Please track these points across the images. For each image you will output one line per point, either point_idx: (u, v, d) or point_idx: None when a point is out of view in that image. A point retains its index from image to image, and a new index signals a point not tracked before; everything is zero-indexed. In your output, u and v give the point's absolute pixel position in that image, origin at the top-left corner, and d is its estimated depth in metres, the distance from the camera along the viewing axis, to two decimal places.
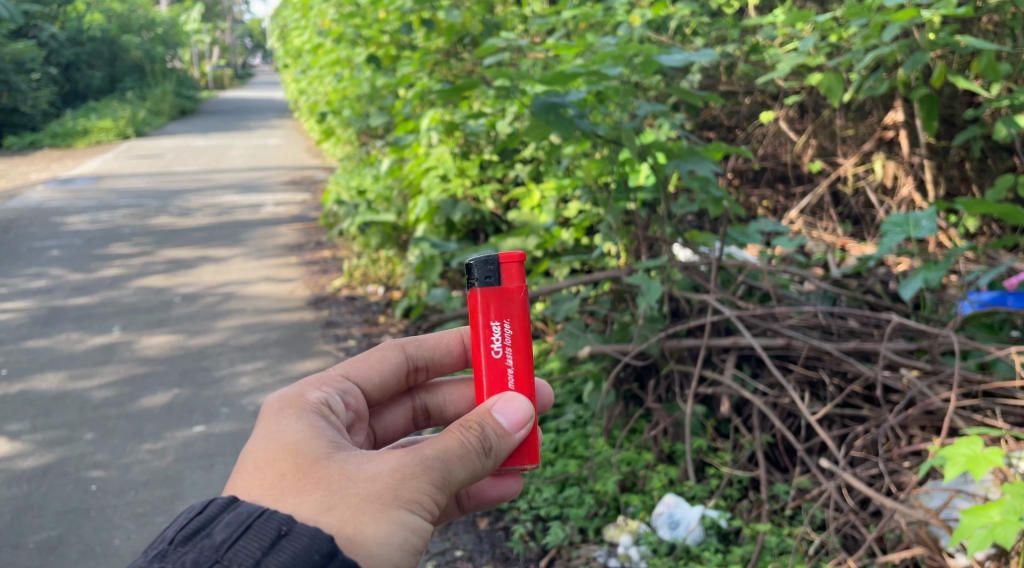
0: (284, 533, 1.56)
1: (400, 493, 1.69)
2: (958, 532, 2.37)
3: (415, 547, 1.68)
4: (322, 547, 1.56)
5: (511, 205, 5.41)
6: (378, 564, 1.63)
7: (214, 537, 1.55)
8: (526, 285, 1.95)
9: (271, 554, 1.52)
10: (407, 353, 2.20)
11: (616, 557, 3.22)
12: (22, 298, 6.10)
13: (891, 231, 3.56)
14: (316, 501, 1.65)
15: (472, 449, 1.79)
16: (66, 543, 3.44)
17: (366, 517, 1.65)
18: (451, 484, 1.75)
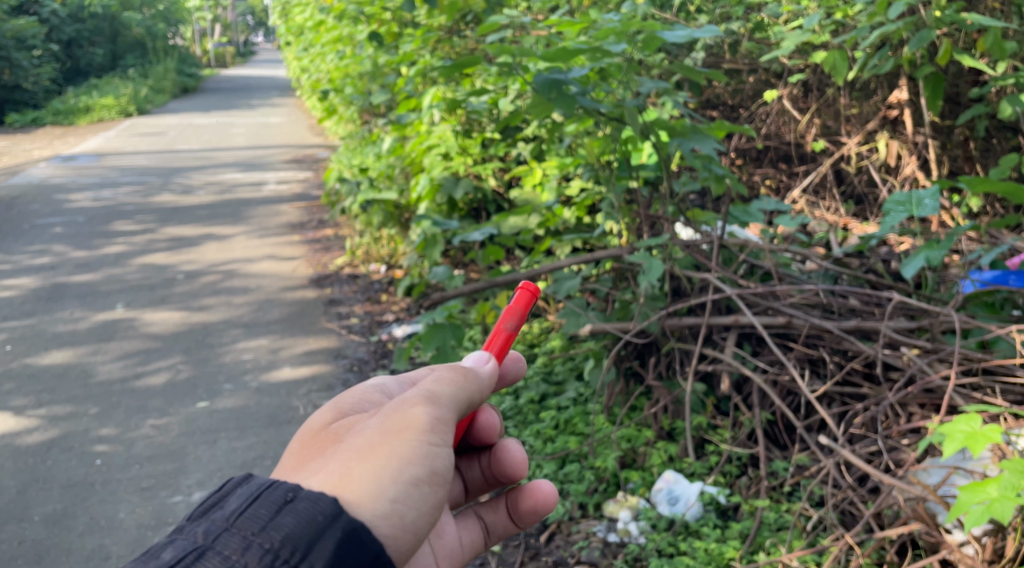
0: (290, 499, 1.39)
1: (385, 429, 1.54)
2: (956, 509, 2.37)
3: (415, 476, 1.50)
4: (325, 508, 1.38)
5: (513, 183, 5.40)
6: (374, 497, 1.44)
7: (225, 508, 1.39)
8: (520, 311, 1.86)
9: (278, 516, 1.36)
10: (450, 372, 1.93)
11: (615, 532, 3.26)
12: (25, 275, 6.11)
13: (894, 210, 3.55)
14: (310, 466, 1.52)
15: (447, 373, 1.66)
16: (71, 516, 3.47)
17: (355, 459, 1.49)
18: (438, 404, 1.59)
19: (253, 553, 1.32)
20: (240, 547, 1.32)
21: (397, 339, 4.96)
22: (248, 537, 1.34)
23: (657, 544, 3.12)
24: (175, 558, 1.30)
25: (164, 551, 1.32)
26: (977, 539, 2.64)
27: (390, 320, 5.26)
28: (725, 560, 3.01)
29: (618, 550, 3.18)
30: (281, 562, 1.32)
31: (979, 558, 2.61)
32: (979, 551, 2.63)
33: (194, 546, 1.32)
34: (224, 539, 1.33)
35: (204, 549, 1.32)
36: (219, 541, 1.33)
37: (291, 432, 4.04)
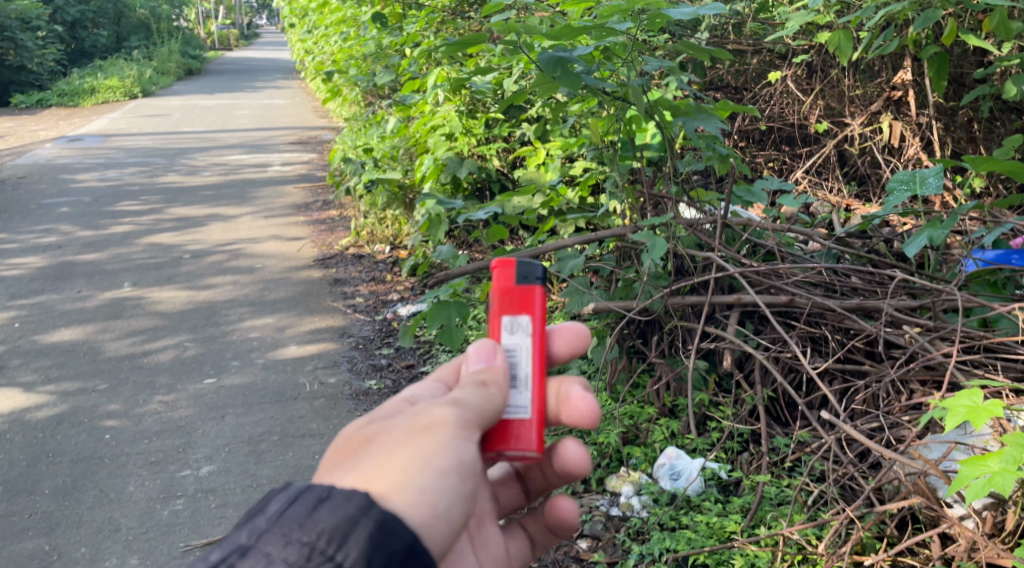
0: (323, 497, 1.43)
1: (412, 427, 1.56)
2: (956, 482, 2.40)
3: (443, 469, 1.51)
4: (356, 500, 1.42)
5: (517, 163, 5.41)
6: (403, 490, 1.46)
7: (267, 509, 1.45)
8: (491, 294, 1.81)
9: (314, 513, 1.41)
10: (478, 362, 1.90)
11: (617, 506, 3.36)
12: (33, 254, 6.15)
13: (897, 188, 3.55)
14: (339, 466, 1.54)
15: (470, 380, 1.68)
16: (81, 489, 3.53)
17: (384, 454, 1.51)
18: (464, 405, 1.61)
19: (292, 548, 1.37)
20: (281, 543, 1.38)
21: (401, 318, 4.99)
22: (288, 533, 1.39)
23: (658, 518, 3.20)
24: (221, 559, 1.37)
25: (212, 552, 1.39)
26: (977, 513, 2.66)
27: (395, 299, 5.29)
28: (726, 534, 3.07)
29: (619, 524, 3.27)
30: (318, 554, 1.37)
31: (980, 531, 2.64)
32: (979, 524, 2.65)
33: (239, 546, 1.39)
34: (267, 537, 1.39)
35: (249, 549, 1.38)
36: (262, 540, 1.39)
37: (297, 409, 4.08)
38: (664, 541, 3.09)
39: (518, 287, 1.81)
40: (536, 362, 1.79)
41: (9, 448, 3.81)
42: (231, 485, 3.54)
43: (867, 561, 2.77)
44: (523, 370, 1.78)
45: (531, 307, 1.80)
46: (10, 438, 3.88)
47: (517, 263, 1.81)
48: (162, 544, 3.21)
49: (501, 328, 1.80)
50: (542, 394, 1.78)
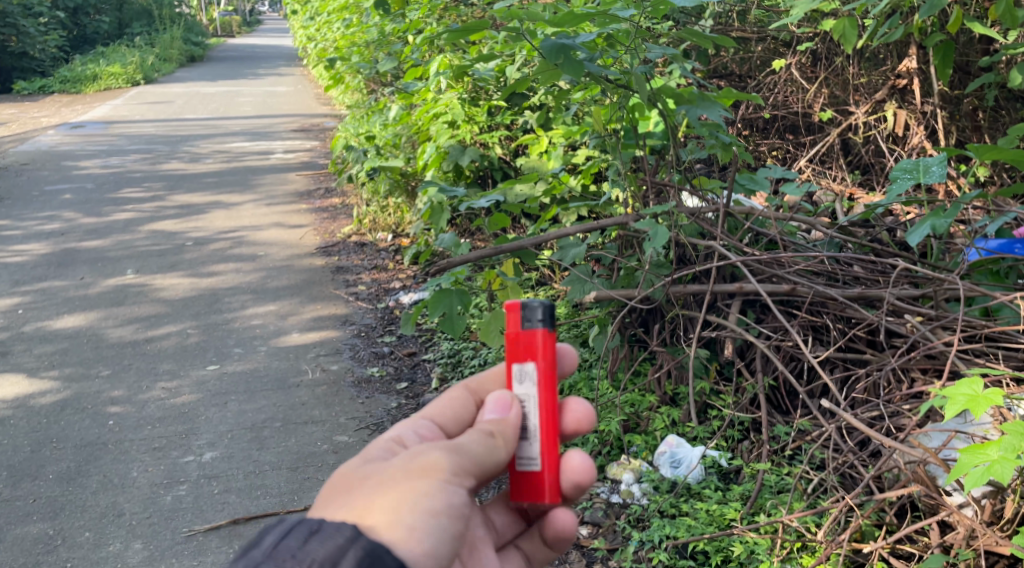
0: (316, 529, 1.43)
1: (408, 468, 1.57)
2: (956, 470, 2.40)
3: (434, 509, 1.52)
4: (346, 531, 1.43)
5: (520, 151, 5.40)
6: (393, 526, 1.46)
7: (256, 543, 1.44)
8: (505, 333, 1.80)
9: (307, 544, 1.40)
10: (470, 388, 1.88)
11: (618, 493, 3.38)
12: (36, 240, 6.17)
13: (901, 177, 3.53)
14: (331, 501, 1.54)
15: (476, 428, 1.68)
16: (85, 474, 3.55)
17: (375, 492, 1.52)
18: (462, 451, 1.62)
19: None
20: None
21: (403, 307, 4.99)
22: (282, 563, 1.38)
23: (658, 506, 3.22)
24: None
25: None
26: (976, 500, 2.68)
27: (397, 288, 5.29)
28: (726, 521, 3.10)
29: (620, 511, 3.30)
30: None
31: (977, 519, 2.65)
32: (978, 513, 2.67)
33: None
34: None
35: None
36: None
37: (300, 396, 4.10)
38: (665, 528, 3.12)
39: (524, 333, 1.78)
40: (547, 413, 1.78)
41: (13, 433, 3.83)
42: (233, 471, 3.55)
43: (866, 548, 2.79)
44: (534, 422, 1.78)
45: (536, 355, 1.77)
46: (14, 424, 3.90)
47: (521, 308, 1.78)
48: (166, 529, 3.23)
49: (512, 375, 1.80)
50: (554, 443, 1.79)
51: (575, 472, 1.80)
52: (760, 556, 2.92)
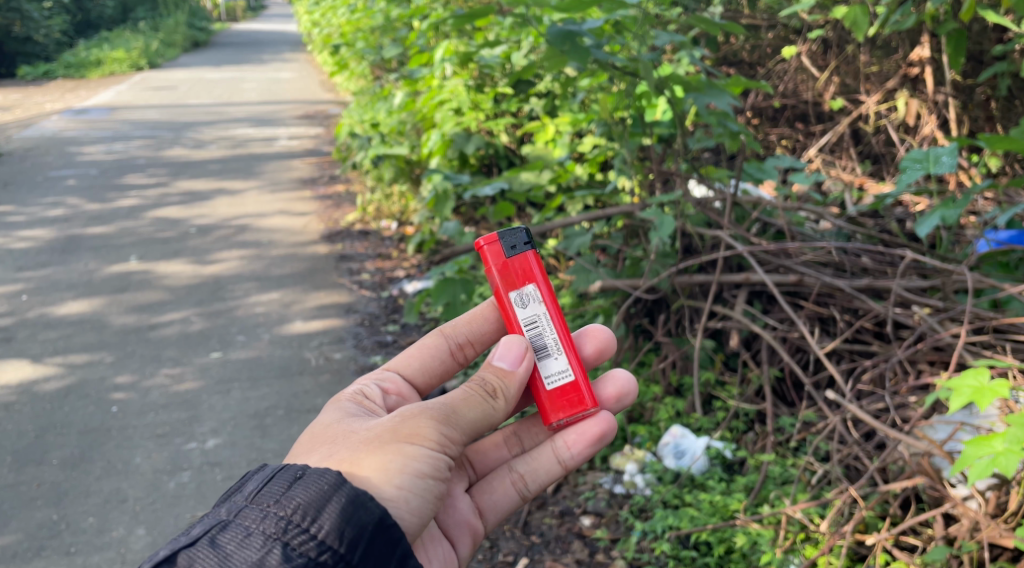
0: (299, 476, 1.80)
1: (398, 430, 1.92)
2: (960, 462, 2.37)
3: (418, 473, 1.89)
4: (331, 479, 1.79)
5: (526, 140, 5.35)
6: (381, 485, 1.85)
7: (246, 489, 1.80)
8: (497, 266, 2.16)
9: (291, 490, 1.77)
10: (443, 333, 2.32)
11: (621, 483, 3.37)
12: (40, 227, 6.16)
13: (911, 167, 3.48)
14: (326, 450, 1.94)
15: (482, 386, 2.02)
16: (88, 460, 3.55)
17: (365, 452, 1.89)
18: (453, 420, 1.95)
19: (269, 521, 1.73)
20: (258, 515, 1.74)
21: (407, 296, 4.98)
22: (263, 507, 1.76)
23: (662, 496, 3.22)
24: (202, 533, 1.73)
25: (197, 527, 1.75)
26: (980, 493, 2.67)
27: (401, 276, 5.27)
28: (728, 512, 3.10)
29: (622, 501, 3.29)
30: (294, 525, 1.73)
31: (983, 511, 2.62)
32: (983, 505, 2.65)
33: (219, 521, 1.75)
34: (245, 512, 1.75)
35: (229, 520, 1.75)
36: (241, 514, 1.75)
37: (303, 384, 4.08)
38: (668, 519, 3.10)
39: (513, 262, 2.16)
40: (556, 324, 2.17)
41: (16, 419, 3.83)
42: (236, 457, 3.55)
43: (869, 540, 2.76)
44: (552, 339, 2.16)
45: (534, 277, 2.15)
46: (18, 409, 3.89)
47: (502, 239, 2.16)
48: (169, 515, 3.24)
49: (513, 302, 2.16)
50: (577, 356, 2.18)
51: (618, 383, 2.26)
52: (762, 547, 2.91)
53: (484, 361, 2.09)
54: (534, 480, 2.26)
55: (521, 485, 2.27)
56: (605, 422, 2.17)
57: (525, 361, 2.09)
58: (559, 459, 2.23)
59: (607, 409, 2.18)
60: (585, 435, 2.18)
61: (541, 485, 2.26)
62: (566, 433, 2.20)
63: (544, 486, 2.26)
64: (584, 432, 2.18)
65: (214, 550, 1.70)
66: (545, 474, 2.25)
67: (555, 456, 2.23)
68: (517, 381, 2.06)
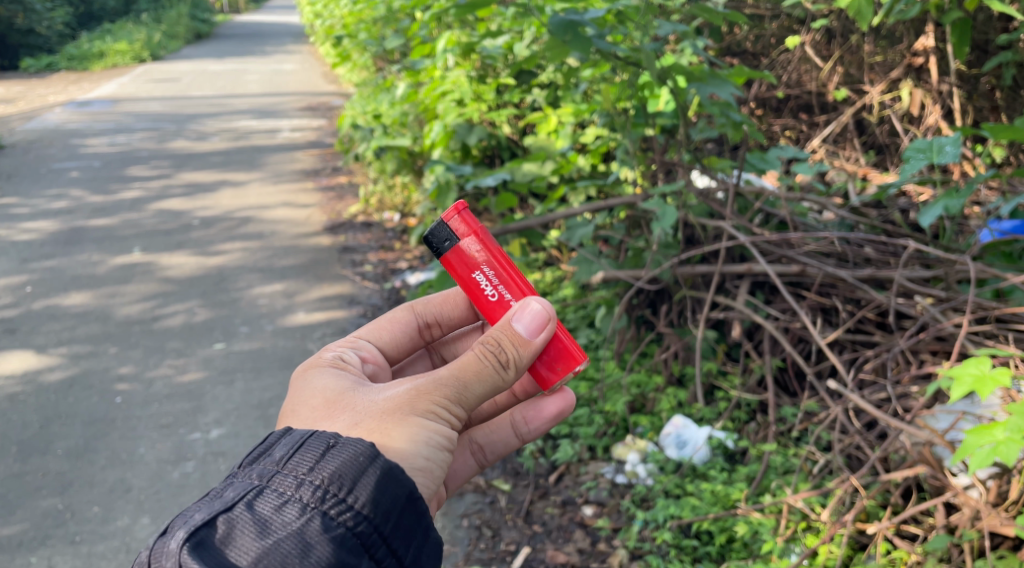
0: (333, 444, 1.78)
1: (416, 402, 1.92)
2: (961, 451, 2.36)
3: (441, 444, 1.93)
4: (366, 451, 1.77)
5: (529, 130, 5.34)
6: (411, 457, 1.88)
7: (275, 454, 1.78)
8: (479, 227, 2.16)
9: (324, 460, 1.75)
10: (415, 310, 2.32)
11: (623, 474, 3.38)
12: (43, 218, 6.17)
13: (914, 157, 3.47)
14: (348, 419, 1.91)
15: (495, 359, 1.98)
16: (92, 450, 3.57)
17: (387, 423, 1.90)
18: (470, 395, 1.96)
19: (305, 489, 1.72)
20: (292, 483, 1.72)
21: (410, 287, 4.98)
22: (297, 474, 1.73)
23: (664, 486, 3.23)
24: (238, 498, 1.70)
25: (229, 491, 1.73)
26: (981, 482, 2.66)
27: (403, 268, 5.28)
28: (730, 501, 3.11)
29: (625, 491, 3.31)
30: (331, 495, 1.72)
31: (983, 500, 2.62)
32: (984, 494, 2.65)
33: (253, 486, 1.72)
34: (279, 478, 1.73)
35: (262, 486, 1.72)
36: (274, 479, 1.73)
37: None
38: (670, 508, 3.12)
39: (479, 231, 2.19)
40: None
41: (21, 409, 3.85)
42: (239, 447, 3.57)
43: (870, 529, 2.77)
44: None
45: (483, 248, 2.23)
46: (23, 400, 3.91)
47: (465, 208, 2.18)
48: (173, 505, 3.25)
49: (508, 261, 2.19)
50: None
51: None
52: (764, 536, 2.94)
53: (503, 321, 2.04)
54: (491, 450, 2.29)
55: (479, 454, 2.29)
56: (565, 400, 2.24)
57: (543, 332, 2.05)
58: (517, 432, 2.28)
59: (568, 386, 2.25)
60: (548, 411, 2.25)
61: (497, 454, 2.30)
62: (526, 409, 2.26)
63: (500, 456, 2.31)
64: (544, 409, 2.25)
65: (252, 515, 1.69)
66: (502, 444, 2.29)
67: (513, 428, 2.28)
68: (531, 351, 2.03)
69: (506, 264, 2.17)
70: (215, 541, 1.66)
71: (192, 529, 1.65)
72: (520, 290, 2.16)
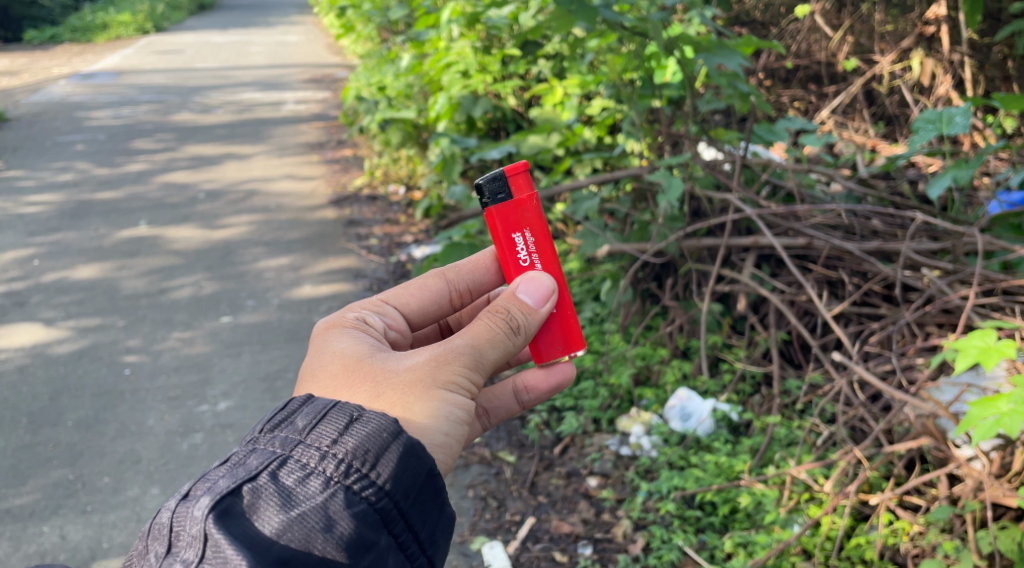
0: (356, 418, 1.78)
1: (436, 373, 1.93)
2: (965, 423, 2.35)
3: (461, 419, 1.93)
4: (390, 427, 1.77)
5: (534, 102, 5.30)
6: (431, 432, 1.89)
7: (298, 423, 1.77)
8: (535, 192, 2.15)
9: (348, 432, 1.75)
10: (448, 278, 2.28)
11: (627, 446, 3.40)
12: (49, 191, 6.18)
13: (923, 128, 3.43)
14: (369, 387, 1.90)
15: (502, 327, 2.02)
16: (102, 422, 3.59)
17: (407, 394, 1.90)
18: (484, 364, 1.98)
19: (328, 462, 1.71)
20: (315, 455, 1.72)
21: (415, 261, 4.97)
22: (321, 446, 1.73)
23: (668, 457, 3.24)
24: (261, 468, 1.69)
25: (252, 459, 1.72)
26: (984, 453, 2.66)
27: (409, 241, 5.27)
28: (734, 473, 3.13)
29: (629, 462, 3.32)
30: (355, 469, 1.71)
31: (987, 471, 2.63)
32: (986, 466, 2.65)
33: (276, 456, 1.72)
34: (302, 450, 1.72)
35: (285, 457, 1.71)
36: (298, 450, 1.72)
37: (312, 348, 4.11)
38: (673, 480, 3.14)
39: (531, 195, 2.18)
40: None
41: (31, 381, 3.88)
42: (246, 419, 3.59)
43: (873, 499, 2.78)
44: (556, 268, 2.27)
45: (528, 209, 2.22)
46: (32, 372, 3.93)
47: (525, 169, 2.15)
48: (182, 475, 3.29)
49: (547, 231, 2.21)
50: None
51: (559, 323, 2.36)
52: (766, 507, 2.97)
53: (507, 292, 2.11)
54: (494, 415, 2.26)
55: (480, 419, 2.25)
56: (566, 372, 2.26)
57: (548, 302, 2.12)
58: (518, 399, 2.27)
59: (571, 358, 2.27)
60: (558, 375, 2.25)
61: (498, 420, 2.28)
62: (531, 376, 2.26)
63: (500, 421, 2.29)
64: (548, 379, 2.26)
65: (276, 486, 1.68)
66: (504, 410, 2.27)
67: (515, 394, 2.26)
68: (537, 319, 2.09)
69: (546, 238, 2.19)
70: (239, 510, 1.65)
71: (217, 498, 1.64)
72: (552, 268, 2.19)
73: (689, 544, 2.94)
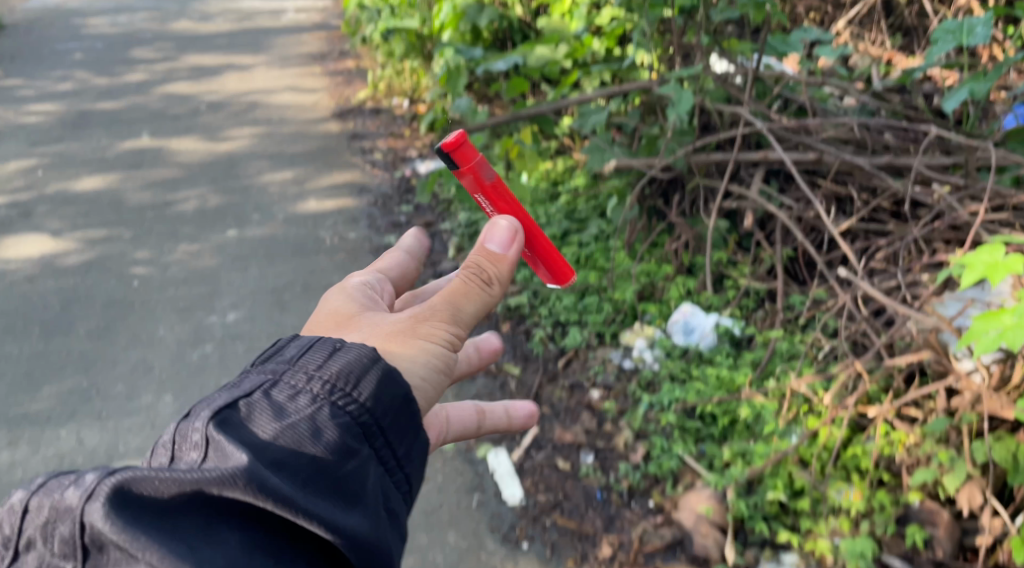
0: (339, 347, 1.74)
1: (413, 326, 1.87)
2: (969, 337, 2.38)
3: (439, 366, 1.85)
4: (368, 352, 1.72)
5: (542, 12, 5.18)
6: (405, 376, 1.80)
7: (288, 354, 1.74)
8: (477, 161, 2.08)
9: (330, 358, 1.71)
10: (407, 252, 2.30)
11: (630, 359, 3.46)
12: (49, 101, 6.10)
13: (942, 39, 3.35)
14: (354, 335, 1.87)
15: (476, 274, 1.91)
16: (113, 331, 3.65)
17: (384, 345, 1.84)
18: (463, 314, 1.90)
19: (315, 381, 1.67)
20: (302, 377, 1.68)
21: (420, 176, 4.96)
22: (308, 369, 1.69)
23: (670, 371, 3.31)
24: (249, 388, 1.66)
25: (243, 383, 1.68)
26: (985, 367, 2.70)
27: (414, 156, 5.24)
28: (734, 386, 3.20)
29: (632, 376, 3.39)
30: (338, 389, 1.67)
31: (986, 385, 2.67)
32: (986, 379, 2.69)
33: (266, 378, 1.68)
34: (289, 373, 1.69)
35: (272, 380, 1.68)
36: (285, 374, 1.69)
37: (318, 262, 4.13)
38: (674, 392, 3.22)
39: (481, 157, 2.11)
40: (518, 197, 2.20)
41: (41, 292, 3.91)
42: (256, 331, 3.64)
43: (871, 412, 2.84)
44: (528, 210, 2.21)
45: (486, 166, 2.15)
46: (42, 283, 3.96)
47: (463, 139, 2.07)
48: (192, 383, 3.36)
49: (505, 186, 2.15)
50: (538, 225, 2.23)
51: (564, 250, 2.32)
52: (766, 418, 3.04)
53: (476, 243, 1.96)
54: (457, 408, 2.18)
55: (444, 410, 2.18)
56: (496, 348, 2.33)
57: (515, 245, 1.98)
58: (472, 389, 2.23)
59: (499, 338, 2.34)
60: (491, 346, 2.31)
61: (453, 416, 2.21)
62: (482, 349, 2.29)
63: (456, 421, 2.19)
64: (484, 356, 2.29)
65: (264, 402, 1.64)
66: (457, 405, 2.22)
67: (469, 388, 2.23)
68: (508, 265, 1.95)
69: (505, 192, 2.15)
70: (222, 424, 1.60)
71: (206, 410, 1.61)
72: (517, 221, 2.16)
73: (688, 454, 3.06)
